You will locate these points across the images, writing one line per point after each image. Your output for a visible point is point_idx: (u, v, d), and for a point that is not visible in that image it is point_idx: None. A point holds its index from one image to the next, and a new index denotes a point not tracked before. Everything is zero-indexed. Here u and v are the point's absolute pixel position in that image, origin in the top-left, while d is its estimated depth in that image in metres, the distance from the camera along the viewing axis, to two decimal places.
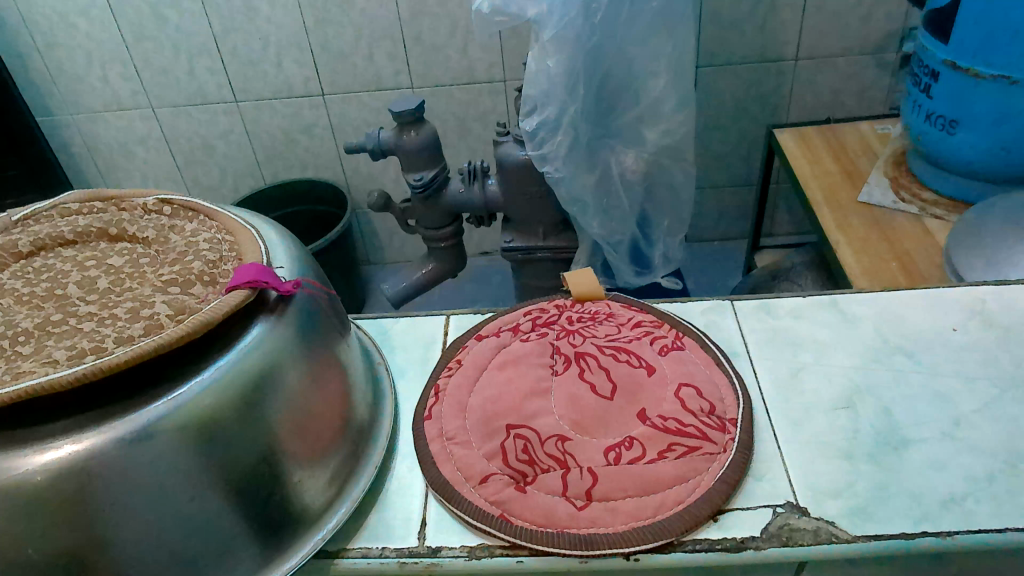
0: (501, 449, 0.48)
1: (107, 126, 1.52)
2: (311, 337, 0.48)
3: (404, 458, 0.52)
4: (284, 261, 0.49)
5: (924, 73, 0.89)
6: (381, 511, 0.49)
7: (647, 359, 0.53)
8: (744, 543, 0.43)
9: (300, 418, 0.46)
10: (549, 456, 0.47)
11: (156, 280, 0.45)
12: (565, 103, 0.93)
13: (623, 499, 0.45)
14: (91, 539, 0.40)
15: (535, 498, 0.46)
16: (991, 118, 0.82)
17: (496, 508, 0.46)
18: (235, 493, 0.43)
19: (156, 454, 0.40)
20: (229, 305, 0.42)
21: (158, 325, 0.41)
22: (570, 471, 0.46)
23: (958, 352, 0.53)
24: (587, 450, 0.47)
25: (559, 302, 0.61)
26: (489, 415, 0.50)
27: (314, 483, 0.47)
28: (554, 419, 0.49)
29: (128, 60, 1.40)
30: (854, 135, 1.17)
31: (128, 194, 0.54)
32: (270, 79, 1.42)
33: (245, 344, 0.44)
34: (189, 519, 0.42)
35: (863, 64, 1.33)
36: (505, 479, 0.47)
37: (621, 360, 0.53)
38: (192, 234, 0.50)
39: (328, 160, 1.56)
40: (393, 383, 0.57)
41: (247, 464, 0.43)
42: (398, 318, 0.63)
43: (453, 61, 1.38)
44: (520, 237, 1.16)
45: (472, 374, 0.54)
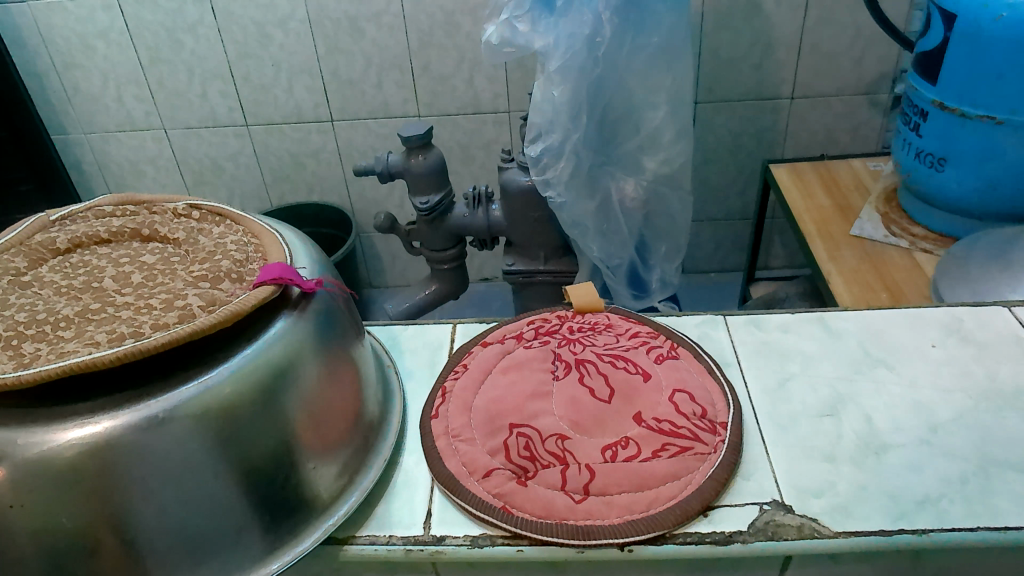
0: (505, 446, 0.51)
1: (119, 145, 1.56)
2: (329, 333, 0.51)
3: (411, 453, 0.55)
4: (306, 262, 0.53)
5: (914, 112, 0.94)
6: (388, 501, 0.51)
7: (643, 365, 0.56)
8: (732, 536, 0.46)
9: (317, 410, 0.49)
10: (549, 452, 0.50)
11: (187, 276, 0.49)
12: (568, 131, 0.97)
13: (619, 494, 0.48)
14: (120, 510, 0.42)
15: (535, 491, 0.48)
16: (978, 156, 0.86)
17: (499, 500, 0.48)
18: (255, 474, 0.46)
19: (182, 433, 0.43)
20: (257, 299, 0.45)
21: (191, 314, 0.44)
22: (570, 467, 0.49)
23: (935, 365, 0.56)
24: (587, 447, 0.50)
25: (561, 313, 0.64)
26: (494, 413, 0.53)
27: (326, 471, 0.50)
28: (555, 419, 0.52)
29: (143, 83, 1.45)
30: (847, 171, 1.22)
31: (159, 199, 0.58)
32: (281, 104, 1.47)
33: (269, 336, 0.47)
34: (210, 497, 0.44)
35: (855, 103, 1.38)
36: (507, 473, 0.50)
37: (619, 366, 0.56)
38: (220, 236, 0.53)
39: (335, 184, 1.60)
40: (402, 384, 0.60)
41: (265, 449, 0.46)
42: (407, 325, 0.67)
43: (459, 91, 1.43)
44: (522, 260, 1.20)
45: (477, 377, 0.57)
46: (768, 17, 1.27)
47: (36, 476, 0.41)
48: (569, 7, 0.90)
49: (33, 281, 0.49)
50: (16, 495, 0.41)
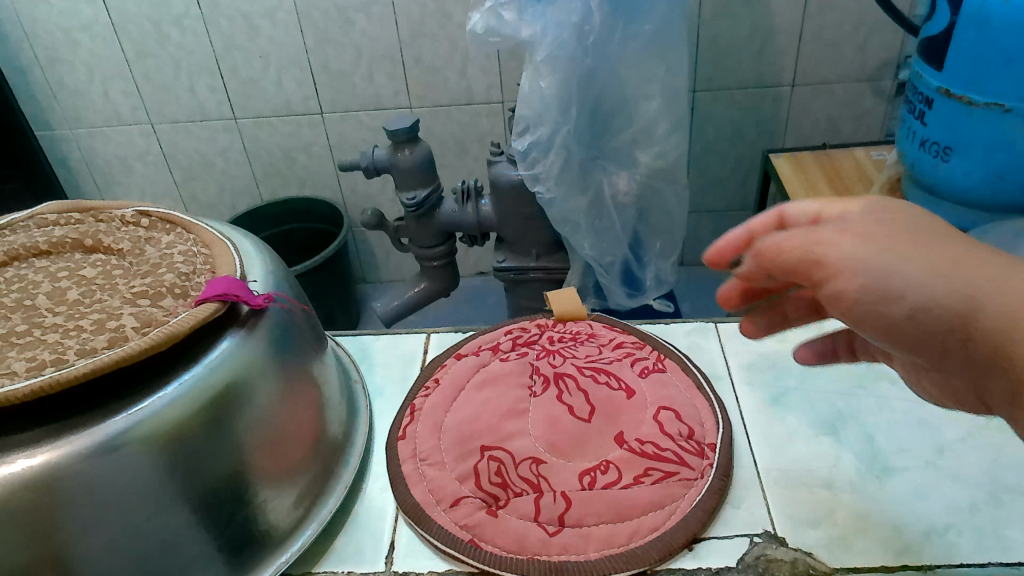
0: (475, 471, 0.47)
1: (106, 141, 1.52)
2: (282, 353, 0.47)
3: (376, 479, 0.51)
4: (259, 275, 0.49)
5: (919, 100, 0.89)
6: (349, 532, 0.48)
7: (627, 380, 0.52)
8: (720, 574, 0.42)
9: (271, 437, 0.45)
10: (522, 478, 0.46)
11: (126, 292, 0.45)
12: (557, 124, 0.93)
13: (597, 525, 0.43)
14: (44, 558, 0.38)
15: (507, 522, 0.44)
16: (984, 146, 0.82)
17: (467, 533, 0.44)
18: (197, 511, 0.42)
19: (112, 469, 0.39)
20: (198, 319, 0.41)
21: (122, 337, 0.40)
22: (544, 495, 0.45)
23: None
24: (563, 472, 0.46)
25: (541, 321, 0.60)
26: (464, 433, 0.49)
27: (280, 502, 0.46)
28: (530, 441, 0.48)
29: (129, 77, 1.41)
30: (850, 162, 1.17)
31: (108, 206, 0.54)
32: (270, 97, 1.43)
33: (212, 358, 0.43)
34: (145, 537, 0.40)
35: (859, 91, 1.33)
36: (476, 502, 0.46)
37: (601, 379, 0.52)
38: (168, 246, 0.49)
39: (326, 179, 1.56)
40: (369, 401, 0.56)
41: (212, 482, 0.42)
42: (380, 335, 0.63)
43: (452, 83, 1.39)
44: (513, 256, 1.16)
45: (449, 393, 0.53)
46: (770, 3, 1.22)
47: None
48: None
49: None
50: None
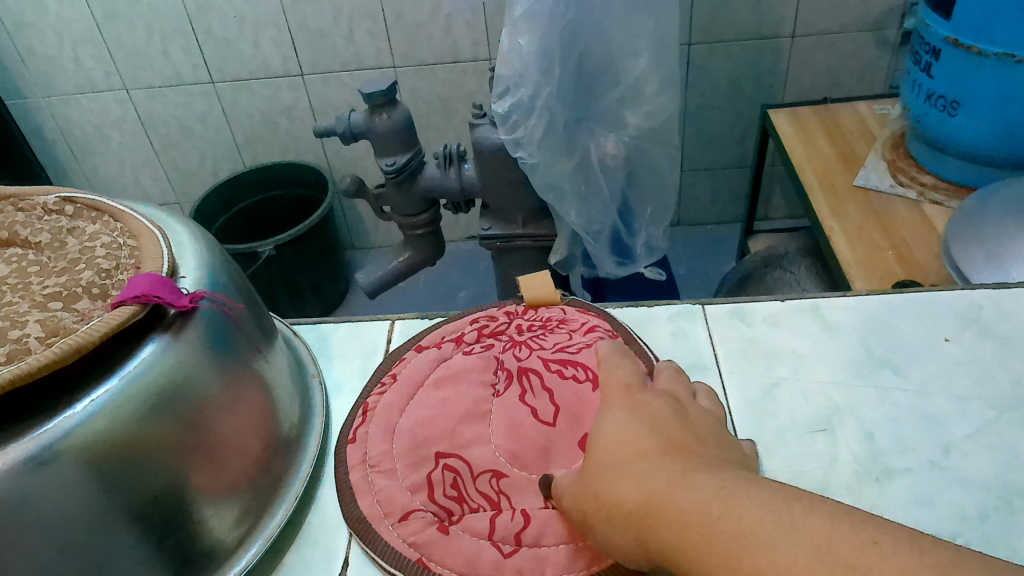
0: (428, 483, 0.43)
1: (80, 109, 1.46)
2: (216, 358, 0.42)
3: (332, 486, 0.47)
4: (191, 269, 0.44)
5: (925, 51, 0.83)
6: (299, 548, 0.44)
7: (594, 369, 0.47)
8: None
9: (207, 451, 0.41)
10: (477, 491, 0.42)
11: (38, 293, 0.40)
12: (539, 85, 0.86)
13: (555, 547, 0.40)
14: None
15: (459, 541, 0.41)
16: (996, 98, 0.76)
17: (415, 551, 0.41)
18: (119, 541, 0.38)
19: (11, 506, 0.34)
20: (110, 328, 0.36)
21: (25, 349, 0.35)
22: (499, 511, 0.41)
23: (949, 367, 0.47)
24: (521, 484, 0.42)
25: (509, 309, 0.55)
26: (420, 438, 0.45)
27: (220, 520, 0.42)
28: (490, 450, 0.44)
29: (99, 42, 1.34)
30: (851, 117, 1.11)
31: (28, 192, 0.49)
32: (247, 59, 1.36)
33: (132, 369, 0.38)
34: (61, 571, 0.36)
35: (863, 41, 1.26)
36: (427, 517, 0.42)
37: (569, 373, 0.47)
38: (91, 238, 0.45)
39: (309, 144, 1.50)
40: (326, 398, 0.52)
41: (137, 506, 0.38)
42: (341, 322, 0.58)
43: (436, 40, 1.32)
44: (499, 224, 1.10)
45: (405, 389, 0.49)
46: None
47: None
48: None
49: None
50: None
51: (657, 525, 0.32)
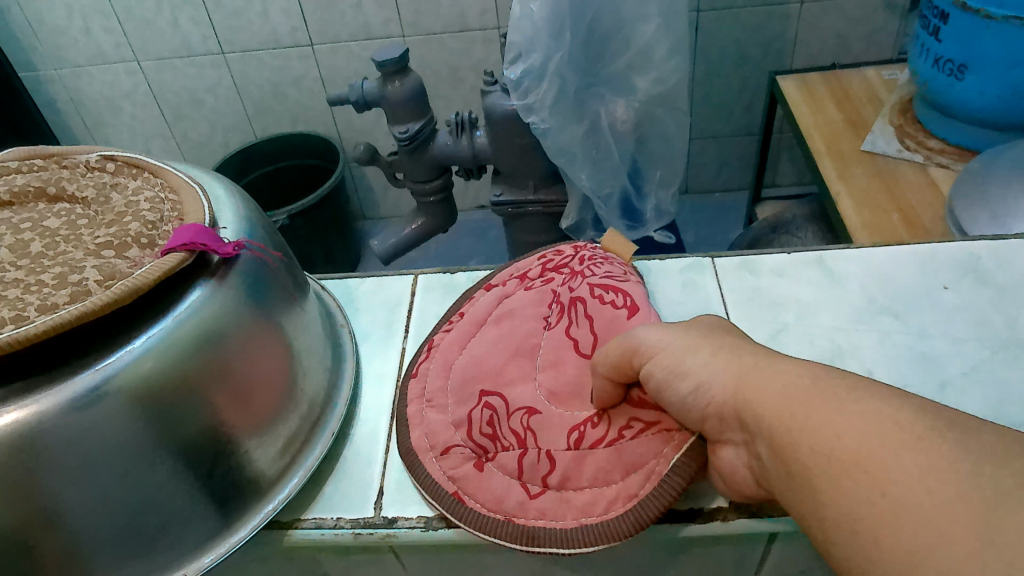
0: (468, 420, 0.46)
1: (91, 81, 1.48)
2: (257, 303, 0.45)
3: (364, 424, 0.50)
4: (230, 221, 0.46)
5: (934, 15, 0.84)
6: (336, 480, 0.47)
7: (635, 300, 0.49)
8: (712, 513, 0.41)
9: (251, 389, 0.44)
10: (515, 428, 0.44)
11: (90, 243, 0.43)
12: (550, 50, 0.88)
13: (578, 491, 0.42)
14: (20, 518, 0.38)
15: (490, 478, 0.43)
16: (1002, 62, 0.77)
17: (452, 485, 0.43)
18: (174, 468, 0.41)
19: (77, 431, 0.37)
20: (162, 271, 0.39)
21: (84, 291, 0.38)
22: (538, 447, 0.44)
23: (948, 312, 0.50)
24: (558, 422, 0.44)
25: (578, 244, 0.57)
26: (472, 374, 0.48)
27: (263, 453, 0.45)
28: (532, 389, 0.46)
29: (109, 12, 1.35)
30: (859, 82, 1.13)
31: (71, 151, 0.51)
32: (256, 29, 1.37)
33: (182, 311, 0.41)
34: (123, 494, 0.40)
35: (872, 7, 1.26)
36: (465, 453, 0.45)
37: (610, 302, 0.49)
38: (133, 193, 0.47)
39: (319, 114, 1.52)
40: (355, 345, 0.55)
41: (189, 437, 0.41)
42: (366, 277, 0.61)
43: (444, 9, 1.32)
44: (511, 190, 1.12)
45: (470, 326, 0.51)
46: None
47: None
48: None
49: None
50: None
51: (757, 392, 0.35)
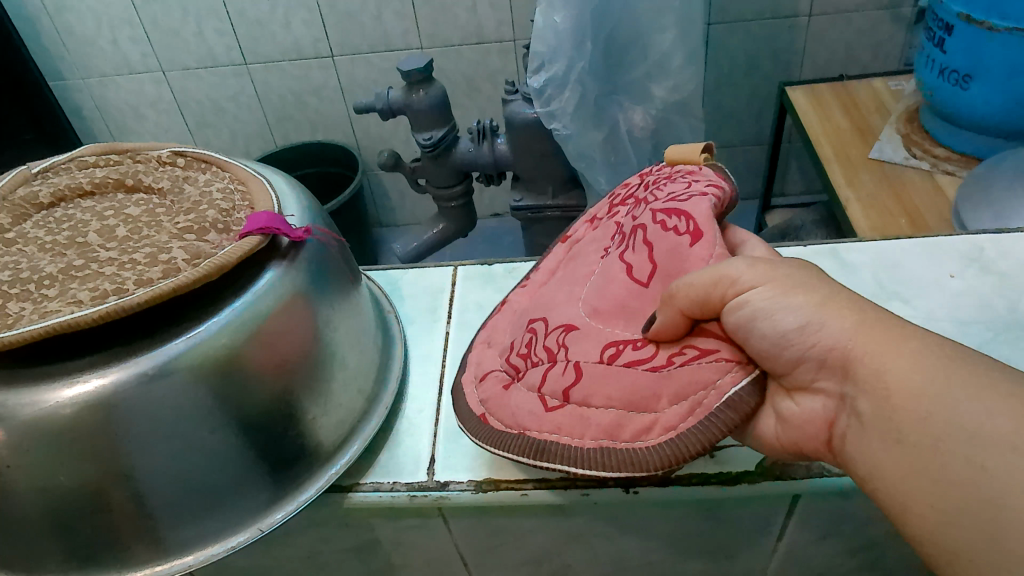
0: (512, 347, 0.48)
1: (117, 89, 1.54)
2: (321, 283, 0.49)
3: (414, 400, 0.54)
4: (295, 210, 0.50)
5: (939, 27, 0.89)
6: (391, 449, 0.51)
7: (698, 221, 0.43)
8: (739, 476, 0.45)
9: (313, 363, 0.48)
10: (546, 348, 0.45)
11: (172, 228, 0.47)
12: (572, 59, 0.92)
13: (602, 410, 0.40)
14: (115, 471, 0.42)
15: (515, 395, 0.45)
16: (1004, 71, 0.82)
17: (481, 407, 0.47)
18: (250, 430, 0.45)
19: (167, 393, 0.41)
20: (243, 252, 0.43)
21: (175, 268, 0.42)
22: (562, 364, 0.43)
23: (953, 298, 0.54)
24: (586, 341, 0.43)
25: (648, 170, 0.55)
26: (531, 312, 0.50)
27: (327, 421, 0.49)
28: (575, 309, 0.46)
29: (137, 23, 1.41)
30: (866, 92, 1.17)
31: (143, 147, 0.55)
32: (279, 40, 1.42)
33: (259, 288, 0.45)
34: (205, 452, 0.44)
35: (878, 19, 1.31)
36: (502, 377, 0.47)
37: (669, 222, 0.44)
38: (205, 185, 0.51)
39: (338, 122, 1.57)
40: (402, 328, 0.59)
41: (258, 404, 0.45)
42: (408, 268, 0.65)
43: (462, 20, 1.37)
44: (530, 195, 1.16)
45: (535, 288, 0.54)
46: None
47: (30, 438, 0.40)
48: None
49: (17, 237, 0.48)
50: (14, 456, 0.41)
51: (874, 355, 0.35)
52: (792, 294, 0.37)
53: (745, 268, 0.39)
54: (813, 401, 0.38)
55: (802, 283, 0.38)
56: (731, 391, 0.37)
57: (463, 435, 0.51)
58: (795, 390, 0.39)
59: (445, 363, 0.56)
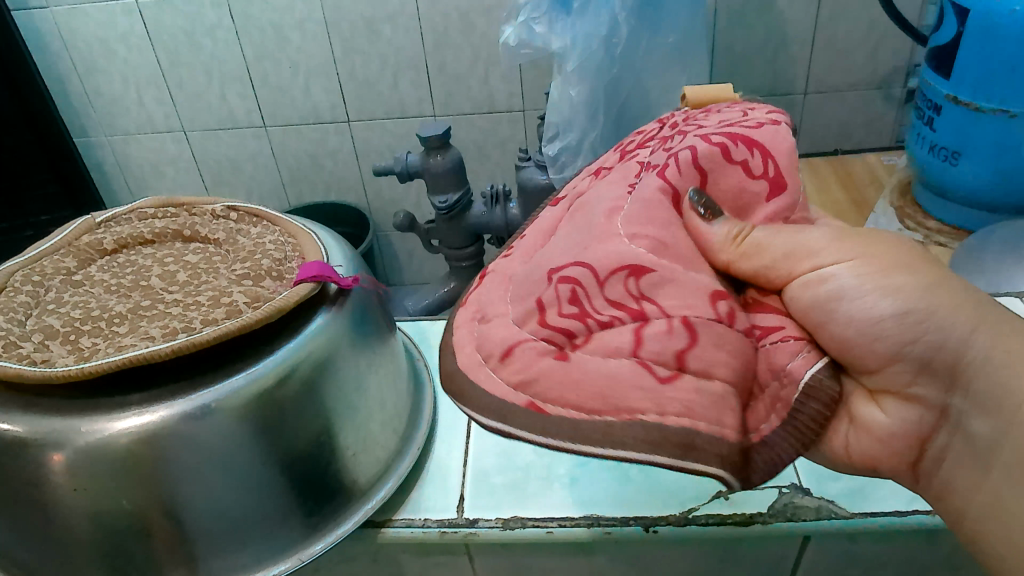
0: (539, 304, 0.36)
1: (139, 147, 1.61)
2: (365, 327, 0.53)
3: (443, 443, 0.57)
4: (341, 261, 0.55)
5: (928, 107, 0.94)
6: (422, 487, 0.53)
7: (782, 163, 0.37)
8: (753, 518, 0.48)
9: (355, 402, 0.51)
10: (612, 303, 0.35)
11: (230, 274, 0.51)
12: (586, 129, 0.98)
13: (722, 377, 0.34)
14: (169, 500, 0.44)
15: (589, 366, 0.34)
16: (991, 147, 0.88)
17: (524, 392, 0.35)
18: (297, 463, 0.47)
19: (227, 425, 0.44)
20: (299, 297, 0.48)
21: (238, 310, 0.46)
22: (637, 325, 0.34)
23: None
24: (675, 300, 0.34)
25: (665, 117, 0.47)
26: (544, 257, 0.38)
27: (366, 458, 0.51)
28: (626, 246, 0.35)
29: (163, 84, 1.50)
30: (861, 166, 1.23)
31: (198, 201, 0.60)
32: (298, 104, 1.50)
33: (312, 329, 0.49)
34: (254, 482, 0.46)
35: (870, 98, 1.39)
36: (539, 347, 0.35)
37: (747, 167, 0.38)
38: (258, 236, 0.56)
39: (352, 183, 1.63)
40: (431, 376, 0.62)
41: (304, 440, 0.47)
42: (435, 320, 0.69)
43: (474, 90, 1.45)
44: None
45: (529, 235, 0.42)
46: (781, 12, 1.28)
47: (94, 463, 0.42)
48: (586, 8, 0.90)
49: (84, 280, 0.52)
50: (78, 478, 0.42)
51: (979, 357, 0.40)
52: (893, 275, 0.41)
53: (825, 242, 0.40)
54: (908, 409, 0.44)
55: (902, 263, 0.42)
56: (805, 375, 0.35)
57: (491, 476, 0.54)
58: (881, 398, 0.44)
59: None
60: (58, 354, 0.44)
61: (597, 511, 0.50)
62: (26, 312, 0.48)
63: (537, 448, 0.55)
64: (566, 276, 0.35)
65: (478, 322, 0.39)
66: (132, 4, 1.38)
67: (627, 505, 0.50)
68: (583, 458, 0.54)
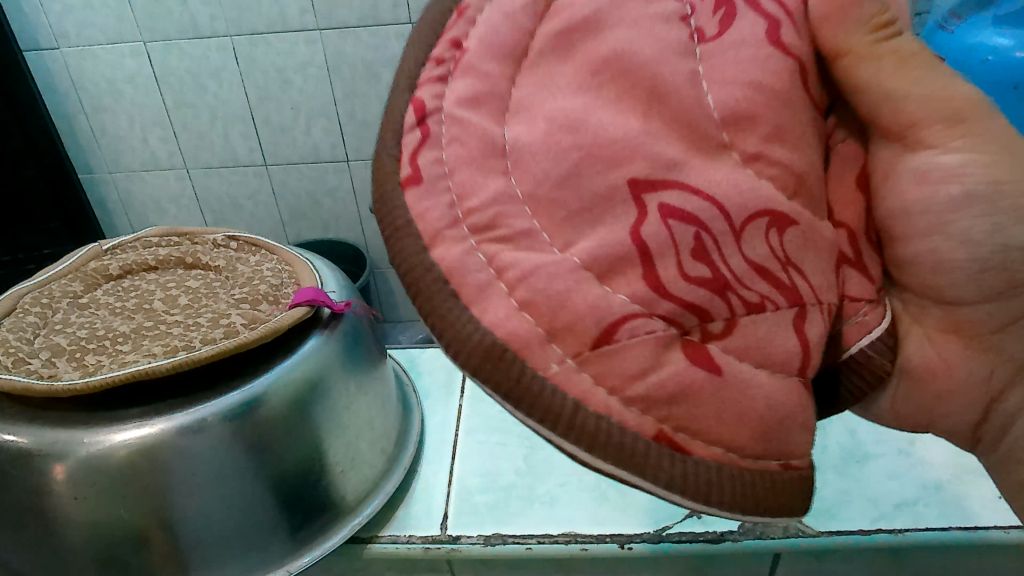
0: (650, 251, 0.21)
1: (142, 184, 1.65)
2: (357, 350, 0.55)
3: (429, 463, 0.59)
4: (335, 287, 0.58)
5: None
6: (409, 505, 0.55)
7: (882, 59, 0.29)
8: (724, 535, 0.50)
9: (345, 423, 0.53)
10: (756, 272, 0.23)
11: (229, 298, 0.54)
12: None
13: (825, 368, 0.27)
14: (165, 510, 0.46)
15: (737, 385, 0.22)
16: None
17: (657, 426, 0.21)
18: (287, 478, 0.49)
19: (222, 438, 0.46)
20: (293, 319, 0.50)
21: (235, 330, 0.49)
22: (796, 314, 0.23)
23: None
24: (818, 270, 0.24)
25: None
26: (582, 112, 0.22)
27: (354, 475, 0.53)
28: (762, 184, 0.23)
29: (167, 124, 1.54)
30: None
31: (200, 231, 0.63)
32: (299, 145, 1.55)
33: (305, 350, 0.51)
34: (245, 495, 0.48)
35: None
36: (659, 334, 0.21)
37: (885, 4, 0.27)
38: (257, 264, 0.59)
39: (350, 222, 1.67)
40: (419, 400, 0.65)
41: (294, 456, 0.49)
42: (426, 348, 0.72)
43: None
44: None
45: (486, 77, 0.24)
46: None
47: (94, 473, 0.44)
48: None
49: (90, 303, 0.55)
50: (79, 488, 0.45)
51: None
52: None
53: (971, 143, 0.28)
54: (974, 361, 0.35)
55: None
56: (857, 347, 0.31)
57: (475, 495, 0.55)
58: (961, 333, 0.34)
59: (459, 431, 0.62)
60: (64, 370, 0.46)
61: (575, 528, 0.52)
62: (34, 332, 0.51)
63: (519, 469, 0.57)
64: (685, 212, 0.22)
65: (489, 245, 0.22)
66: (140, 47, 1.44)
67: (603, 523, 0.52)
68: (564, 478, 0.56)
